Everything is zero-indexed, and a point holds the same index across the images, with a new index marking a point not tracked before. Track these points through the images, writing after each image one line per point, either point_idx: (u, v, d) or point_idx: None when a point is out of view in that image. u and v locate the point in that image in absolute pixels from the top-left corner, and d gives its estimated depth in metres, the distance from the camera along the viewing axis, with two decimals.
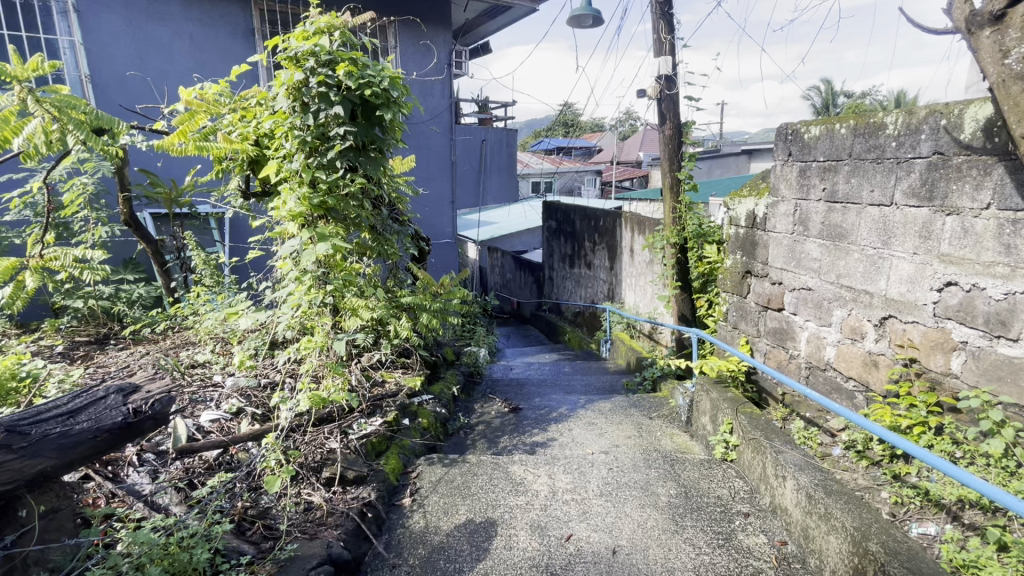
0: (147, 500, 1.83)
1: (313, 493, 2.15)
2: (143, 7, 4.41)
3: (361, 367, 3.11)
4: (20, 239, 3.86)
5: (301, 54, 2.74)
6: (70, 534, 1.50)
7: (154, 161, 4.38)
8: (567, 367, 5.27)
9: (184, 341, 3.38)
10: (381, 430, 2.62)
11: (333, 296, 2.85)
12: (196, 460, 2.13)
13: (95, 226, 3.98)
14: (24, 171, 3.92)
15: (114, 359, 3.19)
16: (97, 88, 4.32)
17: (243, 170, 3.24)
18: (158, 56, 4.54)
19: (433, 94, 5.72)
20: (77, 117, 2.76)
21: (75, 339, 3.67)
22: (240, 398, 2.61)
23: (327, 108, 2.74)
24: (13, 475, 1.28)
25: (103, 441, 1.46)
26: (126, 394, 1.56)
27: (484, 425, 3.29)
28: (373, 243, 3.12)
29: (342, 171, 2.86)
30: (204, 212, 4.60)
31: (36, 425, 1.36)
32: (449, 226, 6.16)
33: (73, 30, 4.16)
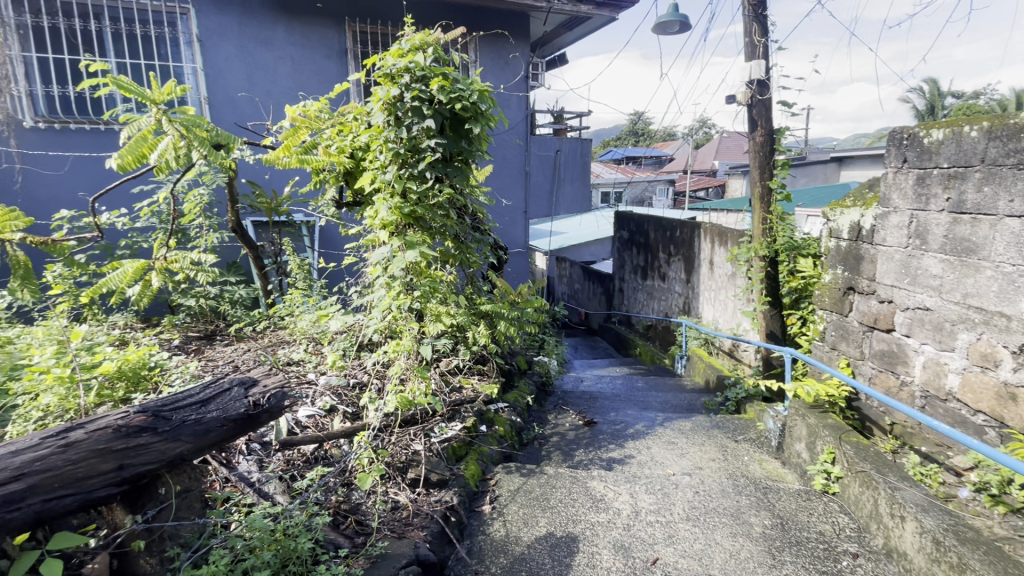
0: (255, 488, 1.96)
1: (399, 493, 2.21)
2: (253, 34, 4.79)
3: (440, 372, 3.17)
4: (147, 243, 4.32)
5: (396, 71, 2.87)
6: (198, 514, 1.61)
7: (261, 174, 4.78)
8: (641, 382, 5.10)
9: (280, 339, 3.62)
10: (461, 435, 2.65)
11: (418, 303, 2.93)
12: (295, 453, 2.26)
13: (207, 232, 4.38)
14: (153, 183, 4.40)
15: (221, 353, 3.47)
16: (214, 108, 4.74)
17: (337, 181, 3.44)
18: (265, 77, 4.90)
19: (512, 105, 5.81)
20: (201, 134, 3.07)
21: (188, 334, 4.06)
22: (332, 396, 2.74)
23: (420, 122, 2.85)
24: (158, 456, 1.42)
25: (229, 430, 1.59)
26: (247, 387, 1.68)
27: (558, 437, 3.25)
28: (456, 251, 3.17)
29: (431, 182, 2.96)
30: (299, 220, 4.93)
31: (174, 412, 1.50)
32: (523, 236, 6.19)
33: (195, 57, 4.62)
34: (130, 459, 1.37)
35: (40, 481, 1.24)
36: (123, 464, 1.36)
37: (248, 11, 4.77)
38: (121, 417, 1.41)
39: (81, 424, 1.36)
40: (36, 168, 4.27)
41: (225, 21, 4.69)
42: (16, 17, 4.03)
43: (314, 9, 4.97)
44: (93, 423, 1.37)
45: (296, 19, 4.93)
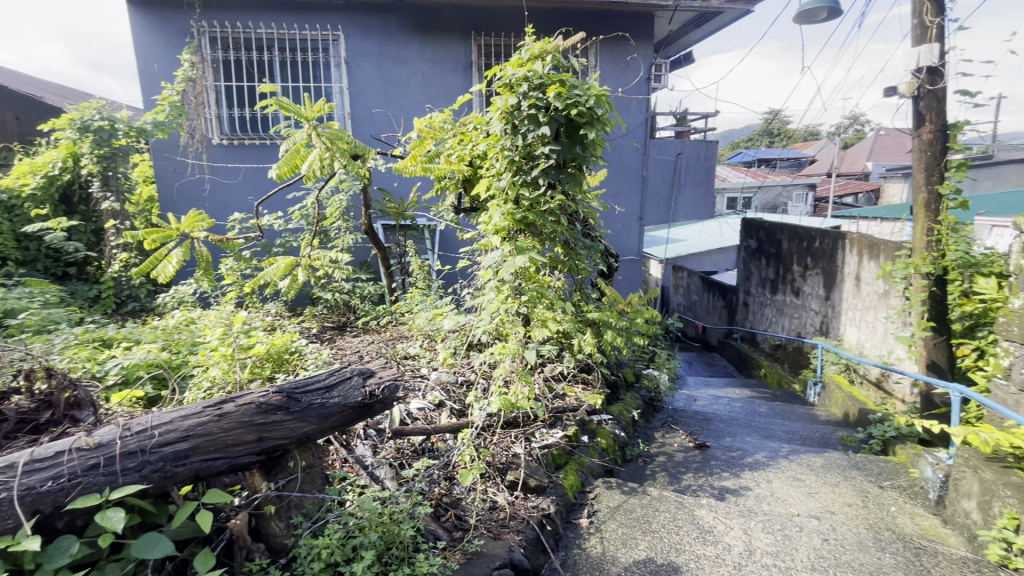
0: (369, 471, 2.12)
1: (497, 493, 2.24)
2: (391, 54, 5.24)
3: (545, 378, 3.17)
4: (297, 243, 4.94)
5: (515, 80, 2.94)
6: (318, 488, 1.77)
7: (392, 181, 5.22)
8: (764, 408, 4.62)
9: (400, 334, 3.90)
10: (562, 443, 2.63)
11: (526, 307, 2.96)
12: (405, 442, 2.40)
13: (345, 234, 4.90)
14: (304, 190, 5.02)
15: (349, 344, 3.84)
16: (355, 122, 5.27)
17: (457, 188, 3.63)
18: (398, 93, 5.33)
19: (631, 109, 5.65)
20: (342, 146, 3.44)
21: (325, 324, 4.57)
22: (442, 391, 2.89)
23: (535, 129, 2.88)
24: (288, 432, 1.59)
25: (347, 416, 1.70)
26: (365, 377, 1.78)
27: (665, 457, 3.07)
28: (565, 257, 3.16)
29: (544, 188, 2.99)
30: (422, 224, 5.29)
31: (304, 394, 1.65)
32: (637, 243, 5.97)
33: (342, 78, 5.18)
34: (267, 433, 1.56)
35: (200, 443, 1.46)
36: (262, 436, 1.55)
37: (387, 32, 5.21)
38: (262, 395, 1.59)
39: (233, 398, 1.56)
40: (220, 179, 5.09)
41: (368, 44, 5.19)
42: (211, 54, 4.91)
43: (444, 26, 5.30)
44: (241, 398, 1.57)
45: (427, 37, 5.29)
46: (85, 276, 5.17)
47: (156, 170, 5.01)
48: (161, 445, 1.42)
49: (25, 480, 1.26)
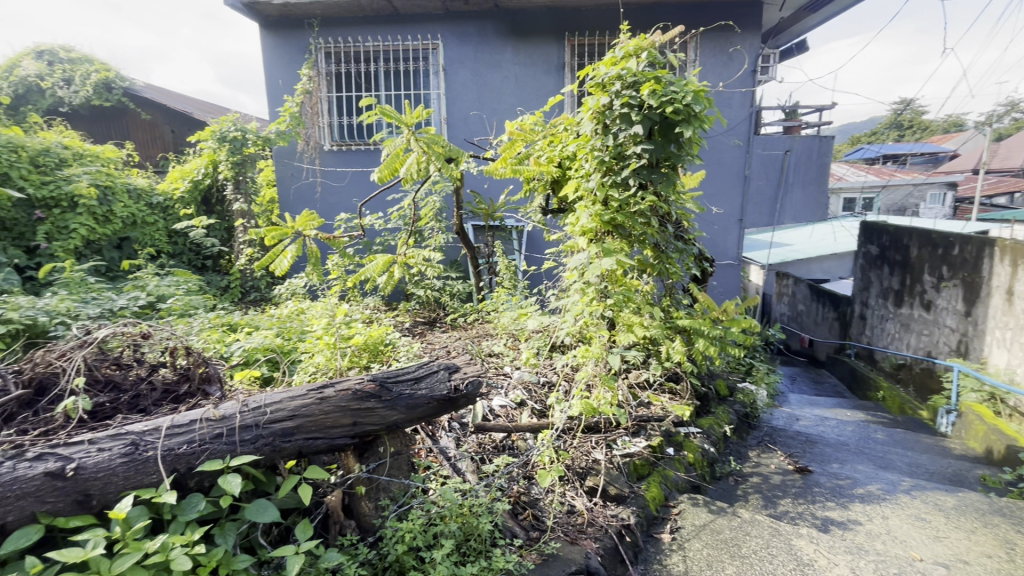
0: (451, 462, 2.20)
1: (576, 498, 2.23)
2: (486, 58, 5.39)
3: (629, 385, 3.08)
4: (394, 242, 5.26)
5: (608, 79, 2.88)
6: (404, 475, 1.87)
7: (483, 183, 5.36)
8: (881, 434, 4.11)
9: (485, 332, 3.99)
10: (645, 453, 2.54)
11: (611, 310, 2.88)
12: (487, 437, 2.46)
13: (437, 233, 5.13)
14: (402, 193, 5.33)
15: (438, 339, 4.01)
16: (450, 126, 5.49)
17: (545, 189, 3.64)
18: (492, 96, 5.47)
19: (733, 104, 5.32)
20: (438, 150, 3.61)
21: (417, 319, 4.82)
22: (524, 390, 2.92)
23: (627, 128, 2.80)
24: (380, 419, 1.69)
25: (433, 408, 1.76)
26: (450, 371, 1.83)
27: (759, 479, 2.85)
28: (655, 260, 3.05)
29: (634, 189, 2.90)
30: (511, 224, 5.39)
31: (395, 384, 1.73)
32: (735, 247, 5.59)
33: (440, 84, 5.42)
34: (361, 418, 1.66)
35: (304, 422, 1.59)
36: (356, 421, 1.65)
37: (484, 38, 5.36)
38: (358, 382, 1.70)
39: (333, 383, 1.68)
40: (330, 182, 5.55)
41: (465, 50, 5.38)
42: (326, 67, 5.38)
43: (538, 29, 5.34)
44: (340, 383, 1.69)
45: (521, 41, 5.37)
46: (219, 269, 5.91)
47: (278, 174, 5.59)
48: (272, 421, 1.56)
49: (166, 441, 1.43)
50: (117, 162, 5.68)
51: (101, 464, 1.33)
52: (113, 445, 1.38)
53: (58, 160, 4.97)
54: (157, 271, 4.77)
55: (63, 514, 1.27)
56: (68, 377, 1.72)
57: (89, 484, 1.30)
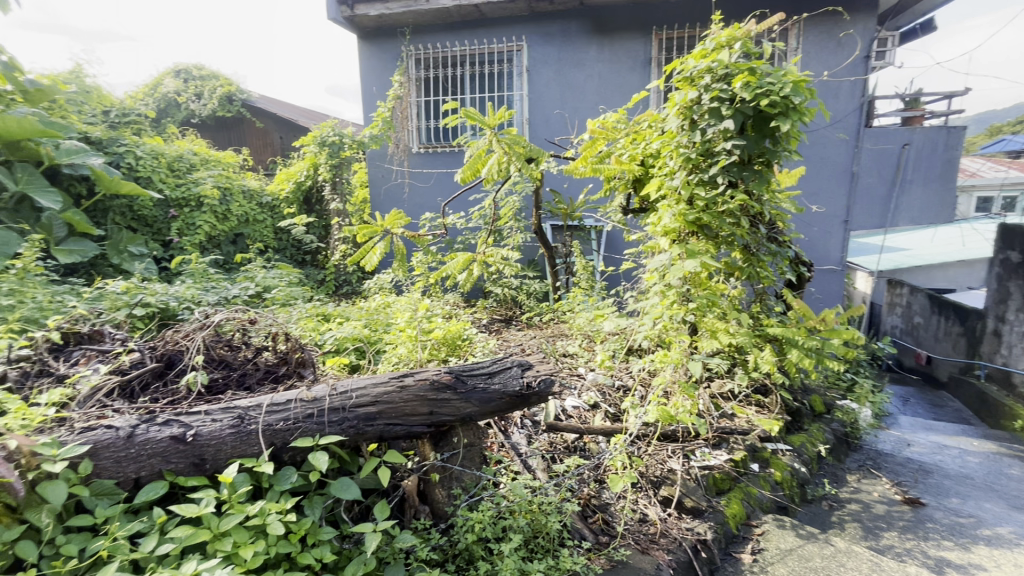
0: (522, 458, 2.22)
1: (649, 506, 2.17)
2: (570, 58, 5.37)
3: (711, 394, 2.92)
4: (474, 240, 5.41)
5: (697, 73, 2.74)
6: (476, 467, 1.90)
7: (562, 182, 5.34)
8: (1017, 470, 3.55)
9: (560, 332, 3.97)
10: (726, 467, 2.40)
11: (693, 315, 2.74)
12: (558, 437, 2.45)
13: (516, 233, 5.20)
14: (483, 193, 5.46)
15: (514, 337, 4.06)
16: (532, 127, 5.53)
17: (626, 188, 3.54)
18: (575, 95, 5.43)
19: (840, 94, 4.86)
20: (519, 151, 3.66)
21: (493, 316, 4.91)
22: (598, 393, 2.87)
23: (717, 124, 2.66)
24: (455, 410, 1.74)
25: (506, 403, 1.78)
26: (524, 368, 1.84)
27: (859, 506, 2.57)
28: (744, 263, 2.86)
29: (723, 187, 2.74)
30: (590, 224, 5.31)
31: (469, 377, 1.78)
32: (839, 250, 5.09)
33: (523, 85, 5.48)
34: (438, 408, 1.72)
35: (385, 408, 1.67)
36: (433, 410, 1.72)
37: (568, 37, 5.34)
38: (436, 373, 1.76)
39: (412, 373, 1.76)
40: (417, 182, 5.81)
41: (549, 50, 5.40)
42: (416, 74, 5.64)
43: (624, 25, 5.23)
44: (419, 373, 1.76)
45: (607, 38, 5.28)
46: (316, 263, 6.43)
47: (370, 176, 5.96)
48: (357, 405, 1.65)
49: (267, 417, 1.55)
50: (235, 166, 6.37)
51: (215, 432, 1.48)
52: (224, 417, 1.52)
53: (189, 165, 5.68)
54: (264, 264, 5.29)
55: (183, 474, 1.42)
56: (190, 354, 1.95)
57: (204, 449, 1.45)
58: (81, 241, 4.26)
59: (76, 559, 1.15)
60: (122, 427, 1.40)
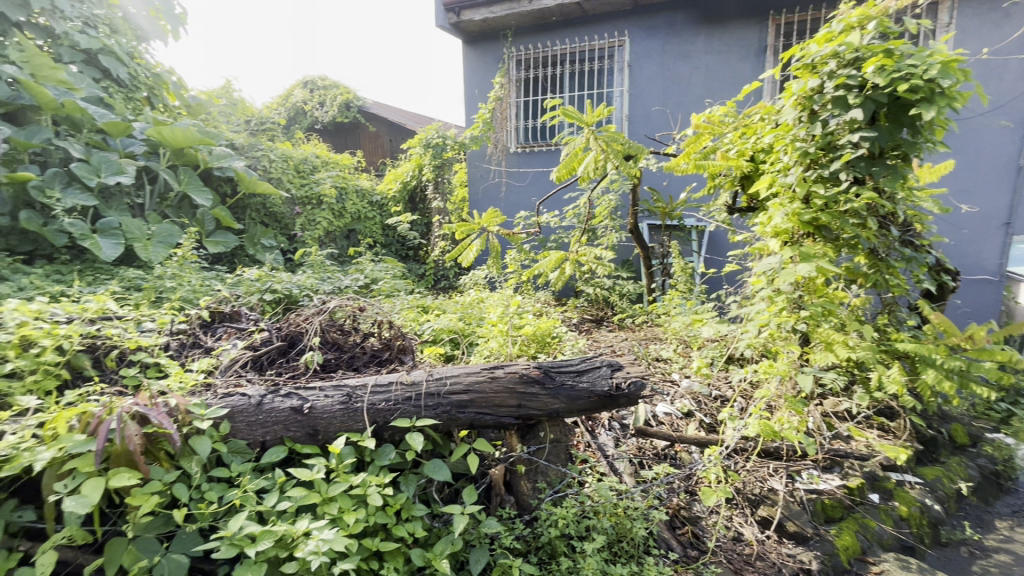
0: (609, 461, 2.18)
1: (744, 526, 2.07)
2: (675, 50, 5.15)
3: (823, 412, 2.65)
4: (568, 239, 5.40)
5: (820, 58, 2.49)
6: (561, 463, 1.89)
7: (662, 180, 5.13)
8: None
9: (654, 335, 3.82)
10: (837, 493, 2.17)
11: (806, 324, 2.49)
12: (648, 443, 2.38)
13: (611, 232, 5.11)
14: (578, 191, 5.43)
15: (605, 338, 3.99)
16: (631, 123, 5.38)
17: (732, 186, 3.31)
18: (679, 89, 5.19)
19: (1004, 74, 4.16)
20: (617, 148, 3.58)
21: (585, 316, 4.87)
22: (692, 401, 2.74)
23: (842, 114, 2.40)
24: (543, 405, 1.76)
25: (594, 402, 1.76)
26: (614, 369, 1.81)
27: (1010, 558, 2.19)
28: (869, 269, 2.55)
29: (846, 184, 2.46)
30: (690, 224, 5.05)
31: (558, 373, 1.78)
32: (995, 258, 4.33)
33: (623, 81, 5.36)
34: (526, 402, 1.75)
35: (476, 397, 1.73)
36: (521, 403, 1.75)
37: (674, 29, 5.13)
38: (525, 367, 1.80)
39: (503, 365, 1.81)
40: (513, 181, 5.91)
41: (653, 44, 5.23)
42: (517, 74, 5.74)
43: (736, 12, 4.90)
44: (509, 366, 1.80)
45: (716, 27, 4.99)
46: (417, 258, 6.82)
47: (470, 175, 6.19)
48: (450, 392, 1.73)
49: (371, 397, 1.68)
50: (350, 167, 6.96)
51: (327, 407, 1.63)
52: (335, 394, 1.67)
53: (312, 167, 6.32)
54: (372, 258, 5.73)
55: (300, 441, 1.59)
56: (309, 335, 2.17)
57: (317, 421, 1.61)
58: (226, 234, 4.92)
59: (216, 505, 1.32)
60: (254, 396, 1.61)
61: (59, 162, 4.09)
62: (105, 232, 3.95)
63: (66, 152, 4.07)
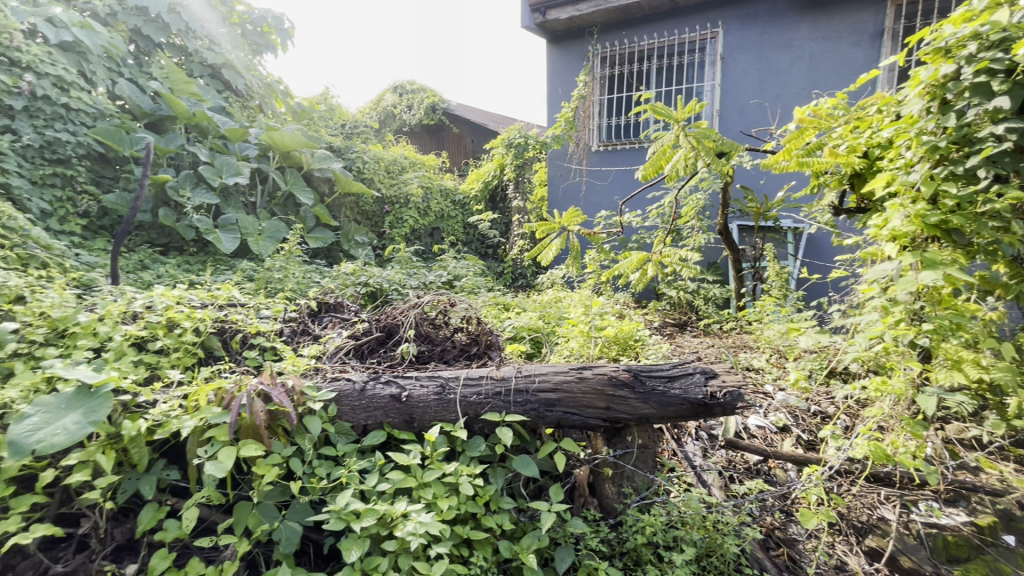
0: (697, 472, 2.11)
1: (849, 554, 1.95)
2: (774, 40, 4.83)
3: (945, 438, 2.36)
4: (651, 240, 5.25)
5: (956, 41, 2.22)
6: (649, 470, 1.84)
7: (757, 179, 4.83)
8: None
9: (744, 343, 3.61)
10: (964, 531, 1.93)
11: (929, 338, 2.20)
12: (738, 457, 2.27)
13: (698, 233, 4.91)
14: (663, 190, 5.25)
15: (689, 343, 3.84)
16: (723, 119, 5.10)
17: (840, 185, 3.04)
18: (778, 81, 4.85)
19: None
20: (709, 145, 3.39)
21: (667, 319, 4.71)
22: (788, 415, 2.58)
23: (982, 103, 2.12)
24: (631, 409, 1.73)
25: (686, 410, 1.71)
26: (708, 376, 1.74)
27: None
28: (1010, 279, 2.24)
29: (986, 182, 2.16)
30: (786, 226, 4.72)
31: (649, 378, 1.75)
32: None
33: (715, 75, 5.10)
34: (614, 404, 1.73)
35: (565, 397, 1.74)
36: (610, 406, 1.73)
37: (774, 18, 4.81)
38: (614, 369, 1.78)
39: (591, 366, 1.80)
40: (594, 180, 5.83)
41: (749, 34, 4.93)
42: (601, 72, 5.65)
43: None
44: (598, 368, 1.80)
45: (823, 13, 4.61)
46: (497, 256, 6.95)
47: (550, 175, 6.21)
48: (539, 390, 1.75)
49: (463, 389, 1.74)
50: (435, 167, 7.24)
51: (423, 396, 1.71)
52: (430, 384, 1.75)
53: (401, 167, 6.65)
54: (454, 255, 5.93)
55: (397, 427, 1.68)
56: (404, 327, 2.30)
57: (413, 409, 1.69)
58: (324, 230, 5.32)
59: (325, 480, 1.43)
60: (358, 381, 1.72)
61: (190, 165, 4.62)
62: (226, 227, 4.42)
63: (195, 156, 4.60)
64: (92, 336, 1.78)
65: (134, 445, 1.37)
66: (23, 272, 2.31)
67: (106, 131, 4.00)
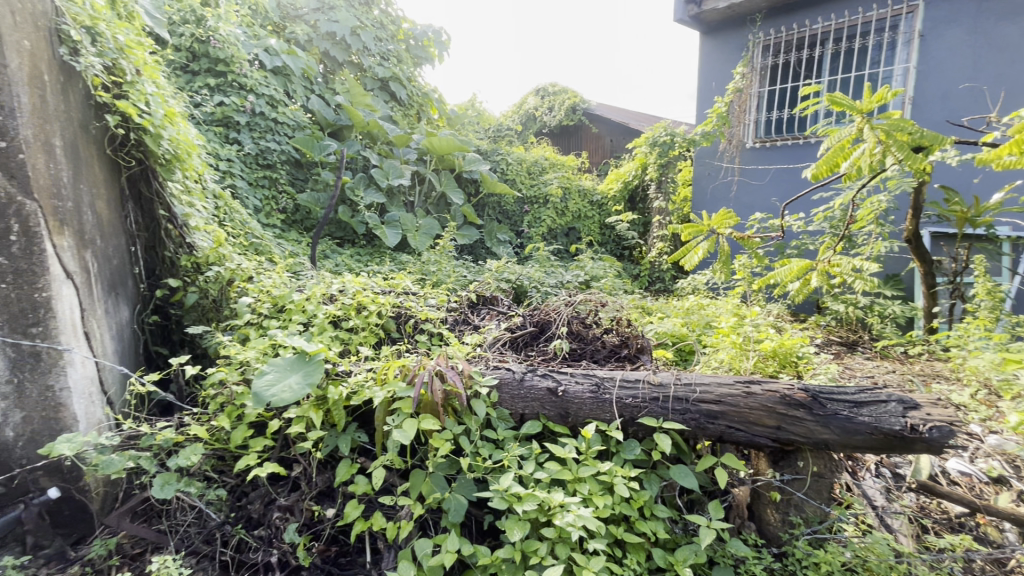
0: (878, 513, 1.86)
1: None
2: (999, 8, 3.97)
3: None
4: (814, 246, 4.68)
5: None
6: (824, 501, 1.65)
7: (965, 179, 4.03)
8: None
9: (936, 371, 3.06)
10: None
11: None
12: (933, 504, 1.94)
13: (876, 240, 4.26)
14: (834, 191, 4.65)
15: (861, 366, 3.36)
16: (917, 107, 4.35)
17: None
18: (1000, 57, 3.99)
19: None
20: (901, 138, 2.86)
21: (831, 337, 4.17)
22: (1004, 463, 2.12)
23: None
24: (808, 432, 1.57)
25: (877, 441, 1.51)
26: (906, 407, 1.51)
27: None
28: None
29: None
30: (1003, 233, 3.86)
31: (830, 401, 1.58)
32: None
33: (910, 56, 4.36)
34: (787, 424, 1.59)
35: (729, 410, 1.64)
36: (782, 425, 1.60)
37: None
38: (788, 388, 1.64)
39: (760, 382, 1.68)
40: (748, 180, 5.37)
41: (962, 4, 4.12)
42: (762, 61, 5.18)
43: None
44: (768, 384, 1.67)
45: None
46: (633, 258, 6.77)
47: (697, 175, 5.86)
48: (700, 400, 1.67)
49: (619, 390, 1.74)
50: (574, 168, 7.28)
51: (579, 392, 1.75)
52: (586, 381, 1.78)
53: (541, 168, 6.81)
54: (591, 255, 5.92)
55: (553, 420, 1.74)
56: (556, 324, 2.37)
57: (569, 404, 1.73)
58: (470, 228, 5.67)
59: (489, 461, 1.54)
60: (517, 371, 1.82)
61: (363, 168, 5.24)
62: (390, 224, 4.94)
63: (366, 160, 5.20)
64: (302, 312, 2.13)
65: (336, 407, 1.61)
66: (249, 257, 2.85)
67: (303, 140, 4.70)
